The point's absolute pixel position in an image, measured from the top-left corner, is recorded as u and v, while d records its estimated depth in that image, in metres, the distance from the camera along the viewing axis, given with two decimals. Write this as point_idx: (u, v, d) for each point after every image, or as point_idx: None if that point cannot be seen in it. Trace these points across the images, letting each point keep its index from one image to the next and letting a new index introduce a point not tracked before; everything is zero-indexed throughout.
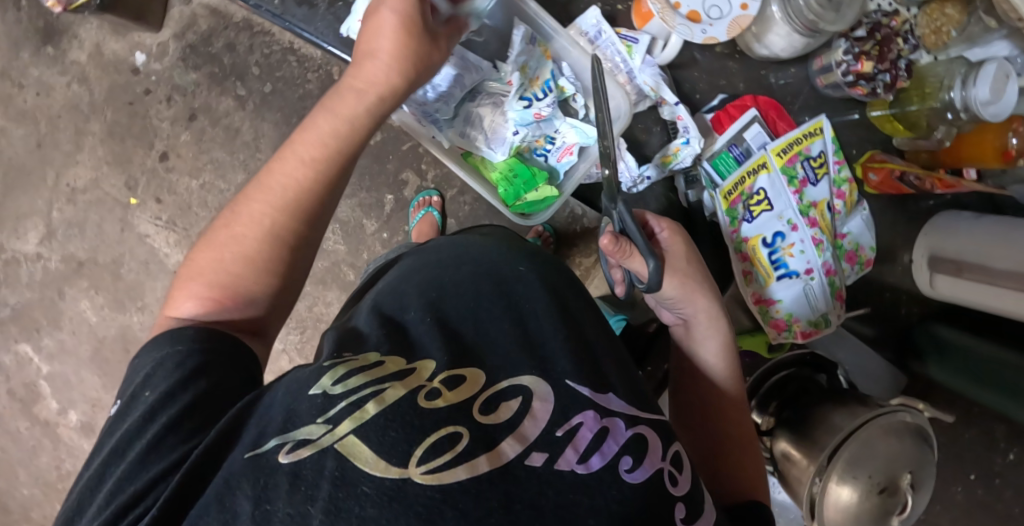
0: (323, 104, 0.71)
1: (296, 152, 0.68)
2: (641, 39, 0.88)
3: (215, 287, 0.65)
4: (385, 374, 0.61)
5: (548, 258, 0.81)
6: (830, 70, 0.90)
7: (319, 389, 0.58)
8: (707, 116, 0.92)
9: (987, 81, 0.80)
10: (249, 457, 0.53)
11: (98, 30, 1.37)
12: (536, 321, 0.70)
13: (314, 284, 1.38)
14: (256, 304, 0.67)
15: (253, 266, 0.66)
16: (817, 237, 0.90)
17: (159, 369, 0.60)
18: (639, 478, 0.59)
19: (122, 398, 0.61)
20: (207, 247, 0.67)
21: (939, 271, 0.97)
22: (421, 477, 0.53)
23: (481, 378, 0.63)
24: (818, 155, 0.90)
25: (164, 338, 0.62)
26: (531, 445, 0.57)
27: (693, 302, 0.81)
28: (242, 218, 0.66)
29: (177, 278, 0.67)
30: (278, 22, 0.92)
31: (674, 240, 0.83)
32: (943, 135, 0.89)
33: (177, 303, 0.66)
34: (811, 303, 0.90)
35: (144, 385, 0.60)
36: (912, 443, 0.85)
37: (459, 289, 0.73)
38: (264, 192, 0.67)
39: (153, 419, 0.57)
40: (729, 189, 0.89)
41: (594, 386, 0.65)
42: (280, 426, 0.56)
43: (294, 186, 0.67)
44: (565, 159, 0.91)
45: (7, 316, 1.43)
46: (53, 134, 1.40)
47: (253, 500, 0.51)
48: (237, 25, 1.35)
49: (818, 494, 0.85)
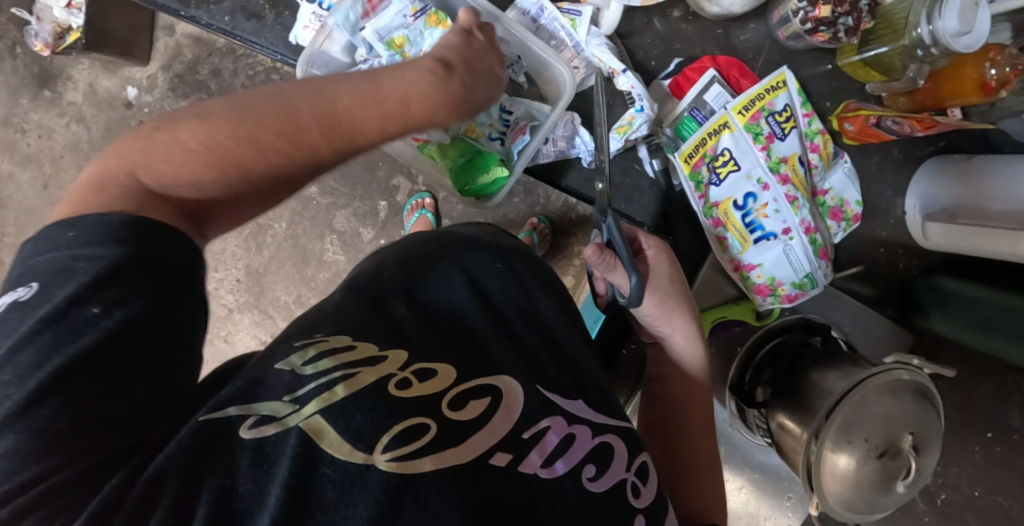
0: (427, 78, 0.66)
1: (392, 122, 0.64)
2: (584, 11, 0.86)
3: (222, 184, 0.57)
4: (358, 358, 0.56)
5: (518, 249, 0.78)
6: (788, 21, 0.86)
7: (285, 366, 0.54)
8: (664, 82, 0.89)
9: (954, 11, 0.76)
10: (205, 421, 0.49)
11: (90, 69, 1.42)
12: (513, 324, 0.68)
13: (319, 295, 1.39)
14: (231, 200, 0.60)
15: (270, 181, 0.59)
16: (791, 194, 0.86)
17: (123, 278, 0.49)
18: (602, 487, 0.58)
19: (40, 301, 0.47)
20: (234, 135, 0.56)
21: (931, 219, 0.91)
22: (386, 465, 0.49)
23: (452, 374, 0.59)
24: (784, 108, 0.87)
25: (133, 232, 0.51)
26: (497, 444, 0.55)
27: (670, 321, 0.80)
28: (294, 127, 0.58)
29: (174, 145, 0.55)
30: (230, 38, 0.92)
31: (659, 258, 0.82)
32: (916, 74, 0.84)
33: (166, 173, 0.55)
34: (793, 264, 0.87)
35: (92, 297, 0.48)
36: (912, 403, 0.80)
37: (434, 279, 0.69)
38: (342, 130, 0.60)
39: (103, 362, 0.47)
40: (689, 151, 0.87)
41: (564, 392, 0.64)
42: (239, 395, 0.51)
43: (363, 137, 0.62)
44: (519, 140, 0.89)
45: None
46: (58, 174, 1.45)
47: (217, 477, 0.46)
48: (221, 50, 1.38)
49: (815, 461, 0.80)
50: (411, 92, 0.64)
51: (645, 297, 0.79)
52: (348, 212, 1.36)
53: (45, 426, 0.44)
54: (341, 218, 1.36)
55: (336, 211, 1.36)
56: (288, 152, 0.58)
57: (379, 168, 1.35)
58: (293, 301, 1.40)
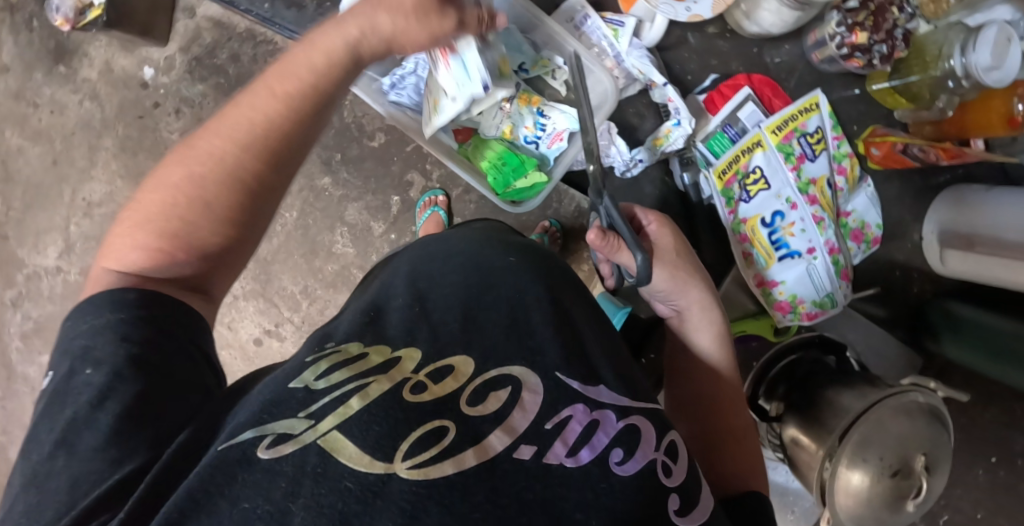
0: (308, 36, 0.61)
1: (270, 84, 0.59)
2: (627, 22, 0.88)
3: (165, 236, 0.58)
4: (369, 367, 0.58)
5: (536, 251, 0.77)
6: (824, 44, 0.89)
7: (299, 383, 0.56)
8: (700, 97, 0.91)
9: (987, 46, 0.78)
10: (223, 449, 0.50)
11: (107, 47, 1.37)
12: (527, 312, 0.66)
13: (325, 287, 1.37)
14: (213, 251, 0.59)
15: (211, 215, 0.58)
16: (817, 215, 0.88)
17: (103, 339, 0.53)
18: (630, 471, 0.56)
19: (57, 373, 0.54)
20: (158, 187, 0.58)
21: (949, 247, 0.94)
22: (407, 473, 0.50)
23: (468, 369, 0.60)
24: (816, 130, 0.89)
25: (103, 302, 0.55)
26: (520, 438, 0.55)
27: (686, 293, 0.81)
28: (201, 153, 0.57)
29: (126, 230, 0.59)
30: None
31: (662, 233, 0.84)
32: (945, 104, 0.86)
33: (119, 254, 0.58)
34: (815, 283, 0.89)
35: (84, 362, 0.53)
36: (925, 424, 0.82)
37: (446, 281, 0.70)
38: (228, 124, 0.58)
39: (102, 407, 0.51)
40: (723, 168, 0.88)
41: (583, 378, 0.61)
42: (256, 418, 0.52)
43: (259, 118, 0.58)
44: (555, 146, 0.91)
45: (31, 329, 1.44)
46: (68, 151, 1.40)
47: (230, 499, 0.48)
48: (240, 35, 1.33)
49: (828, 479, 0.82)
50: (294, 55, 0.60)
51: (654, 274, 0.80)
52: (359, 205, 1.35)
53: (59, 481, 0.49)
54: (353, 211, 1.35)
55: (348, 204, 1.35)
56: (200, 177, 0.57)
57: (393, 163, 1.34)
58: (299, 292, 1.38)
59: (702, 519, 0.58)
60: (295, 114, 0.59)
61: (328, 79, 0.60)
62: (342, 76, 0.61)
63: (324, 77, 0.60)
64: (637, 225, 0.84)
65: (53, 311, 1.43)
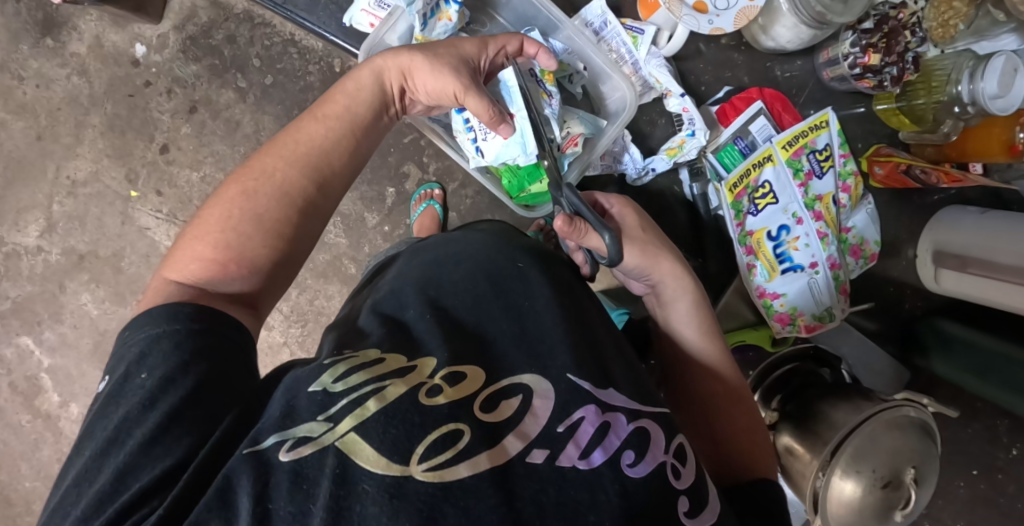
0: (346, 76, 0.76)
1: (312, 117, 0.71)
2: (647, 31, 0.95)
3: (221, 247, 0.62)
4: (386, 371, 0.56)
5: (543, 252, 0.76)
6: (836, 63, 0.94)
7: (318, 385, 0.54)
8: (713, 108, 0.98)
9: (995, 74, 0.80)
10: (247, 453, 0.50)
11: (97, 21, 1.27)
12: (537, 317, 0.64)
13: (315, 277, 1.32)
14: (265, 270, 0.64)
15: (261, 225, 0.64)
16: (822, 230, 0.94)
17: (159, 346, 0.56)
18: (641, 474, 0.54)
19: (112, 377, 0.56)
20: (216, 204, 0.64)
21: (944, 266, 0.97)
22: (423, 475, 0.49)
23: (482, 377, 0.58)
24: (824, 147, 0.94)
25: (158, 315, 0.57)
26: (532, 442, 0.53)
27: (657, 267, 0.80)
28: (255, 170, 0.66)
29: (188, 254, 0.62)
30: (281, 9, 1.17)
31: (625, 213, 0.83)
32: (950, 129, 0.90)
33: (181, 268, 0.62)
34: (816, 297, 0.94)
35: (138, 366, 0.55)
36: (916, 437, 0.84)
37: (461, 284, 0.67)
38: (279, 148, 0.68)
39: (153, 408, 0.53)
40: (734, 182, 0.95)
41: (595, 380, 0.60)
42: (278, 423, 0.52)
43: (307, 144, 0.69)
44: (570, 151, 0.93)
45: (9, 309, 1.32)
46: (54, 126, 1.29)
47: (252, 498, 0.48)
48: (238, 16, 1.26)
49: (821, 489, 0.84)
50: (336, 94, 0.74)
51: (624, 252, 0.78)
52: (354, 195, 1.29)
53: (103, 484, 0.50)
54: (347, 201, 1.29)
55: None
56: (252, 191, 0.65)
57: (390, 153, 1.28)
58: None
59: (711, 520, 0.56)
60: (334, 136, 0.70)
61: (362, 106, 0.74)
62: (365, 104, 0.74)
63: (363, 113, 0.73)
64: (601, 210, 0.84)
65: (29, 292, 1.32)
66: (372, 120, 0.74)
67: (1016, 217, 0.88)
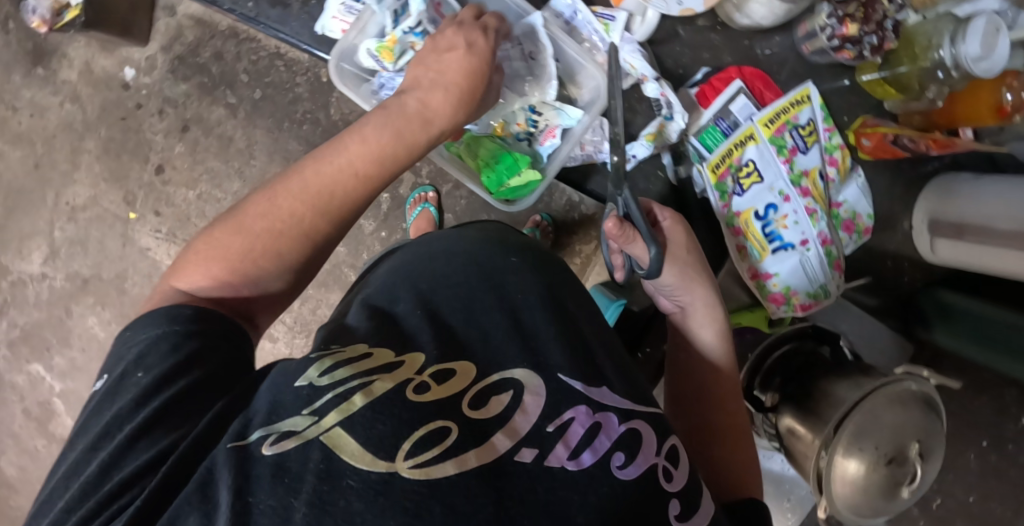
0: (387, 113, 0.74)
1: (349, 161, 0.69)
2: (618, 17, 0.94)
3: (237, 272, 0.64)
4: (373, 366, 0.56)
5: (533, 248, 0.75)
6: (815, 36, 0.92)
7: (303, 380, 0.54)
8: (691, 91, 0.96)
9: (977, 36, 0.78)
10: (232, 446, 0.49)
11: (86, 47, 1.28)
12: (528, 311, 0.64)
13: (316, 287, 1.32)
14: (271, 297, 0.67)
15: (282, 263, 0.65)
16: (810, 206, 0.92)
17: (159, 346, 0.57)
18: (632, 476, 0.54)
19: (109, 376, 0.58)
20: (237, 232, 0.65)
21: (939, 235, 0.95)
22: (409, 472, 0.48)
23: (472, 373, 0.58)
24: (807, 123, 0.94)
25: (159, 316, 0.59)
26: (521, 441, 0.53)
27: (692, 291, 0.81)
28: (284, 212, 0.65)
29: (204, 269, 0.63)
30: (253, 22, 1.11)
31: (675, 229, 0.83)
32: (935, 95, 0.88)
33: (189, 278, 0.63)
34: (808, 275, 0.93)
35: (136, 366, 0.56)
36: (918, 412, 0.82)
37: (453, 279, 0.67)
38: (309, 191, 0.66)
39: (144, 405, 0.53)
40: (717, 162, 0.94)
41: (587, 379, 0.60)
42: (264, 418, 0.52)
43: (339, 189, 0.67)
44: (548, 142, 0.97)
45: (18, 336, 1.35)
46: (50, 154, 1.31)
47: (233, 491, 0.46)
48: (224, 33, 1.26)
49: (824, 468, 0.82)
50: (367, 134, 0.71)
51: (663, 268, 0.80)
52: None
53: (87, 479, 0.51)
54: None
55: None
56: (280, 229, 0.65)
57: None
58: None
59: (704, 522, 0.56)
60: (369, 189, 0.70)
61: (399, 152, 0.72)
62: (402, 152, 0.73)
63: (390, 145, 0.72)
64: (651, 220, 0.84)
65: (37, 319, 1.34)
66: (405, 163, 0.73)
67: (1010, 180, 0.86)
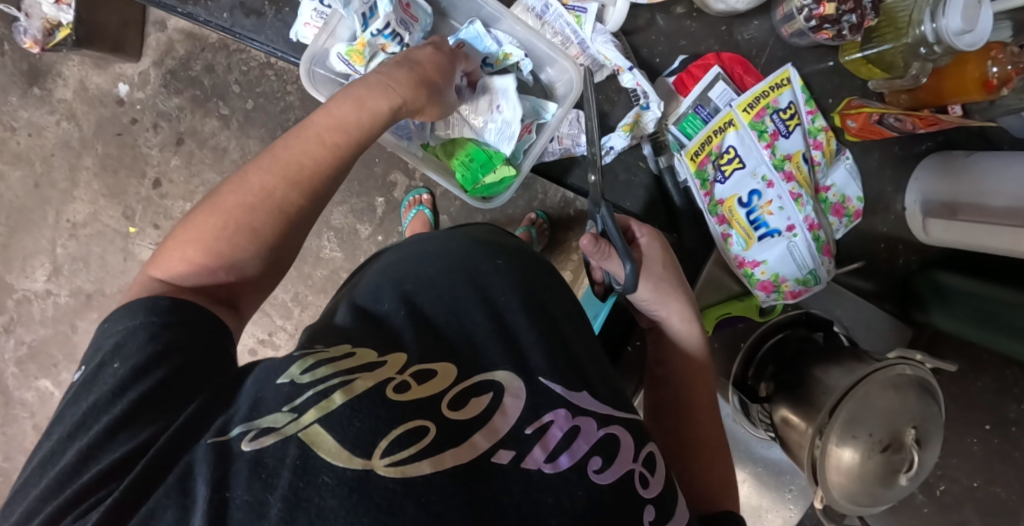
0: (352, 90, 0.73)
1: (318, 134, 0.68)
2: (590, 8, 0.94)
3: (213, 254, 0.62)
4: (356, 364, 0.55)
5: (514, 246, 0.74)
6: (793, 18, 0.91)
7: (285, 377, 0.53)
8: (669, 80, 0.96)
9: (958, 10, 0.76)
10: (212, 442, 0.48)
11: (80, 66, 1.30)
12: (506, 302, 0.64)
13: (316, 293, 1.32)
14: (249, 282, 0.64)
15: (258, 239, 0.63)
16: (795, 191, 0.91)
17: (137, 335, 0.55)
18: (608, 480, 0.53)
19: (87, 367, 0.56)
20: (212, 213, 0.63)
21: (932, 216, 0.94)
22: (385, 470, 0.47)
23: (453, 372, 0.57)
24: (788, 106, 0.92)
25: (136, 308, 0.57)
26: (500, 441, 0.52)
27: (668, 304, 0.82)
28: (254, 186, 0.64)
29: (180, 254, 0.62)
30: (230, 32, 1.11)
31: (653, 245, 0.85)
32: (919, 72, 0.86)
33: (166, 264, 0.62)
34: (797, 261, 0.92)
35: (113, 356, 0.55)
36: (914, 397, 0.80)
37: (434, 279, 0.65)
38: (280, 165, 0.65)
39: (122, 395, 0.52)
40: (695, 150, 0.93)
41: (569, 384, 0.59)
42: (246, 413, 0.51)
43: (309, 161, 0.66)
44: (524, 138, 0.97)
45: (26, 354, 1.36)
46: (49, 173, 1.32)
47: (210, 485, 0.46)
48: (213, 46, 1.27)
49: (819, 456, 0.80)
50: (332, 108, 0.70)
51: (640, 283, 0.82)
52: (345, 208, 1.29)
53: (65, 468, 0.49)
54: (338, 215, 1.30)
55: (332, 208, 1.29)
56: (253, 204, 0.64)
57: (375, 163, 1.29)
58: (290, 299, 1.33)
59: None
60: (338, 163, 0.68)
61: (366, 126, 0.71)
62: (369, 123, 0.71)
63: (354, 115, 0.70)
64: (629, 236, 0.85)
65: (44, 336, 1.36)
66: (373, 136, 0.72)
67: (1011, 154, 0.84)
